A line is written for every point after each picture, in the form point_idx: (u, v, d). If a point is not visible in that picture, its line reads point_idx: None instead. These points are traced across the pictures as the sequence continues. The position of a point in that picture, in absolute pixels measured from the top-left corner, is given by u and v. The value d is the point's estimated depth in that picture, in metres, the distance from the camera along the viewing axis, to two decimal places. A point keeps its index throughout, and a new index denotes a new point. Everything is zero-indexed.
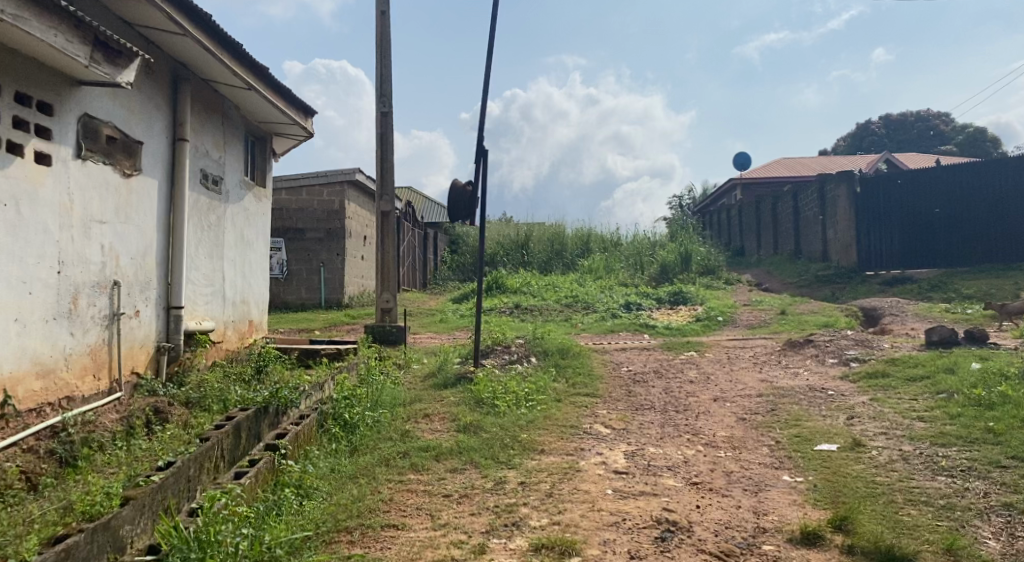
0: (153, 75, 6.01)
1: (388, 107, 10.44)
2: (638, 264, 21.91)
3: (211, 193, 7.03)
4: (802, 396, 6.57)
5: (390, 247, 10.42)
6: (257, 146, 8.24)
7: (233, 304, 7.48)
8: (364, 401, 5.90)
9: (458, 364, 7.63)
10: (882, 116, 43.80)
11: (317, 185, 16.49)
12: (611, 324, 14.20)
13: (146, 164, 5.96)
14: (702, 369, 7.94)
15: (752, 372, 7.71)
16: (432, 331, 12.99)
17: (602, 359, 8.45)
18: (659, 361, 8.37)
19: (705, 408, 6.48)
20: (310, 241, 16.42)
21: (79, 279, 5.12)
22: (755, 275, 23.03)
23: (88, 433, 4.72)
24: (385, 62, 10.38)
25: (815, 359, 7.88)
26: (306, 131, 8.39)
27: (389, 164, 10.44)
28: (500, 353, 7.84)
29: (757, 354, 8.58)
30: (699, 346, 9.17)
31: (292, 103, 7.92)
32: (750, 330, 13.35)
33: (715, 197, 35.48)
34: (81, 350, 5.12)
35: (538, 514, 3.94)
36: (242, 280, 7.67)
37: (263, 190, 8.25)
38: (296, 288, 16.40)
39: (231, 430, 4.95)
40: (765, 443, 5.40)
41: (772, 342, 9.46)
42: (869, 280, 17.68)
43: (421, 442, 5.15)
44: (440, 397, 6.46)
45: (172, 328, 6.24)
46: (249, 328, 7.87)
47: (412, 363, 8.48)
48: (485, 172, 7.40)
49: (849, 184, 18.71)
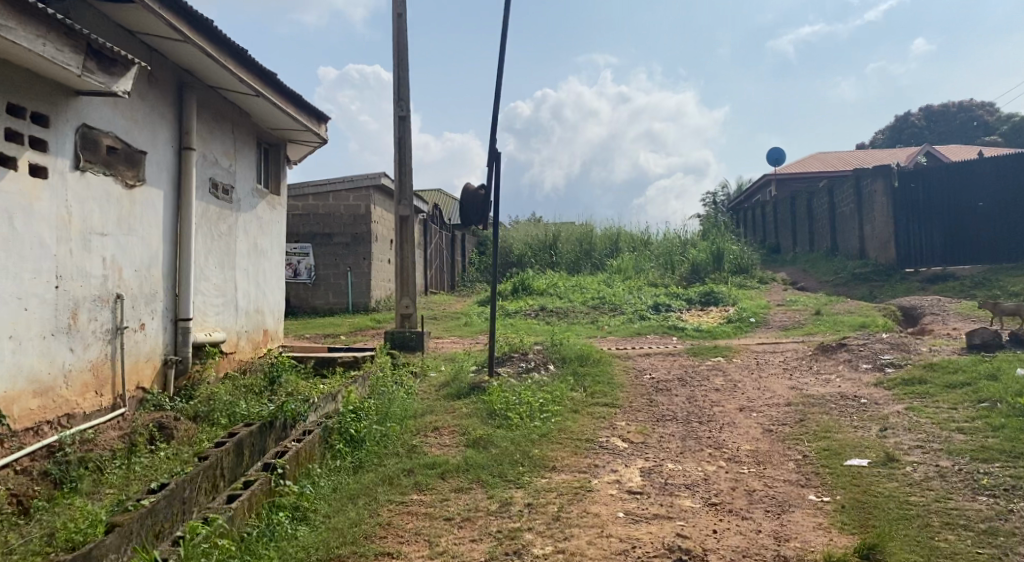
0: (156, 82, 5.90)
1: (405, 111, 10.29)
2: (668, 262, 21.51)
3: (221, 202, 6.92)
4: (833, 405, 6.22)
5: (409, 252, 10.27)
6: (271, 154, 8.13)
7: (246, 314, 7.36)
8: (372, 414, 5.73)
9: (473, 373, 7.42)
10: (922, 107, 42.59)
11: (344, 190, 16.39)
12: (638, 327, 13.88)
13: (151, 174, 5.86)
14: (729, 376, 7.63)
15: (781, 379, 7.37)
16: (455, 336, 12.82)
17: (624, 366, 8.17)
18: (684, 367, 8.07)
19: (730, 419, 6.18)
20: (336, 246, 16.38)
21: (79, 294, 5.02)
22: (790, 273, 22.47)
23: (86, 453, 4.62)
24: (402, 65, 10.24)
25: (847, 364, 7.50)
26: (320, 137, 8.25)
27: (407, 169, 10.28)
28: (517, 361, 7.61)
29: (788, 358, 8.22)
30: (727, 350, 8.84)
31: (304, 109, 7.79)
32: (782, 331, 12.92)
33: (749, 193, 34.82)
34: (81, 367, 5.02)
35: (542, 540, 3.74)
36: (255, 289, 7.56)
37: (277, 198, 8.13)
38: (322, 293, 16.38)
39: (232, 447, 4.81)
40: (791, 458, 5.09)
41: (804, 345, 9.07)
42: (908, 278, 17.09)
43: (428, 459, 4.97)
44: (452, 409, 6.26)
45: (180, 341, 6.13)
46: (264, 338, 7.75)
47: (429, 371, 8.30)
48: (497, 175, 7.19)
49: (886, 178, 18.08)
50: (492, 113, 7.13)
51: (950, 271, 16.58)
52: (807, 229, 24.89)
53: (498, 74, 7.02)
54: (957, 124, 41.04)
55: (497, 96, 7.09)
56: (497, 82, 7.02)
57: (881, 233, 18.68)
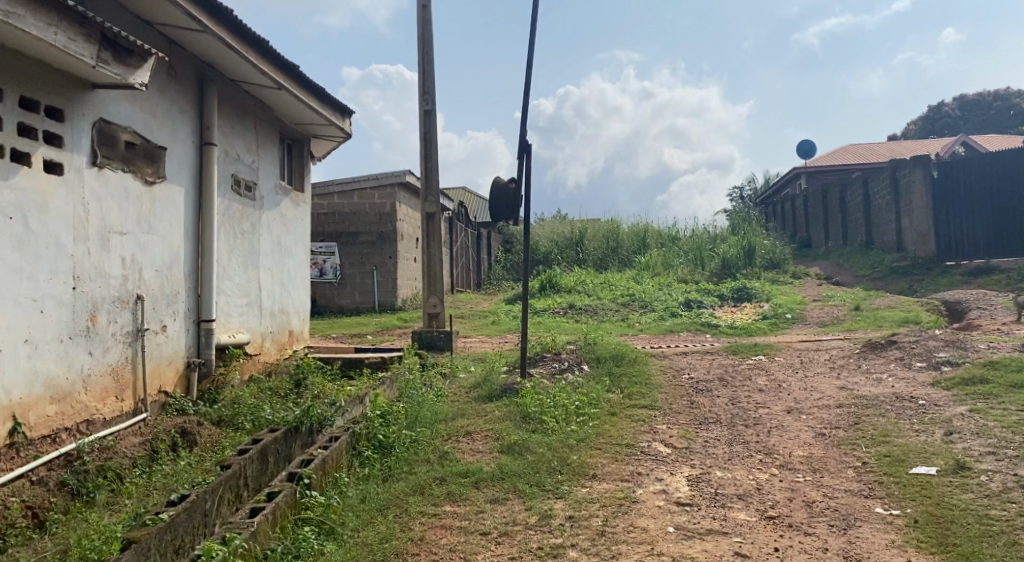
0: (174, 75, 5.70)
1: (431, 105, 10.04)
2: (698, 258, 21.08)
3: (244, 199, 6.72)
4: (889, 407, 5.85)
5: (436, 249, 10.03)
6: (294, 149, 7.93)
7: (271, 314, 7.16)
8: (401, 418, 5.48)
9: (504, 374, 7.15)
10: (957, 96, 41.57)
11: (368, 188, 16.25)
12: (670, 324, 13.52)
13: (171, 171, 5.66)
14: (773, 376, 7.27)
15: (829, 379, 6.99)
16: (483, 335, 12.58)
17: (660, 366, 7.84)
18: (724, 367, 7.73)
19: (778, 422, 5.84)
20: (362, 244, 16.21)
21: (97, 295, 4.82)
22: (824, 267, 21.91)
23: (105, 461, 4.42)
24: (427, 58, 9.99)
25: (899, 362, 7.10)
26: (344, 132, 8.02)
27: (433, 164, 10.04)
28: (550, 362, 7.32)
29: (833, 357, 7.82)
30: (768, 348, 8.46)
31: (328, 103, 7.56)
32: (821, 328, 12.49)
33: (778, 186, 34.18)
34: (101, 371, 4.82)
35: (588, 558, 3.45)
36: (280, 288, 7.35)
37: (301, 195, 7.92)
38: (348, 292, 16.21)
39: (256, 455, 4.59)
40: (849, 465, 4.74)
41: (849, 342, 8.67)
42: (950, 271, 16.55)
43: (460, 466, 4.72)
44: (485, 412, 6.00)
45: (203, 343, 5.93)
46: (289, 339, 7.54)
47: (459, 372, 8.05)
48: (529, 168, 6.91)
49: (925, 168, 17.75)
50: (523, 104, 6.85)
51: (995, 264, 16.01)
52: (841, 222, 24.31)
53: (529, 63, 6.74)
54: (994, 113, 39.97)
55: (528, 85, 6.80)
56: (528, 71, 6.74)
57: (920, 225, 18.14)
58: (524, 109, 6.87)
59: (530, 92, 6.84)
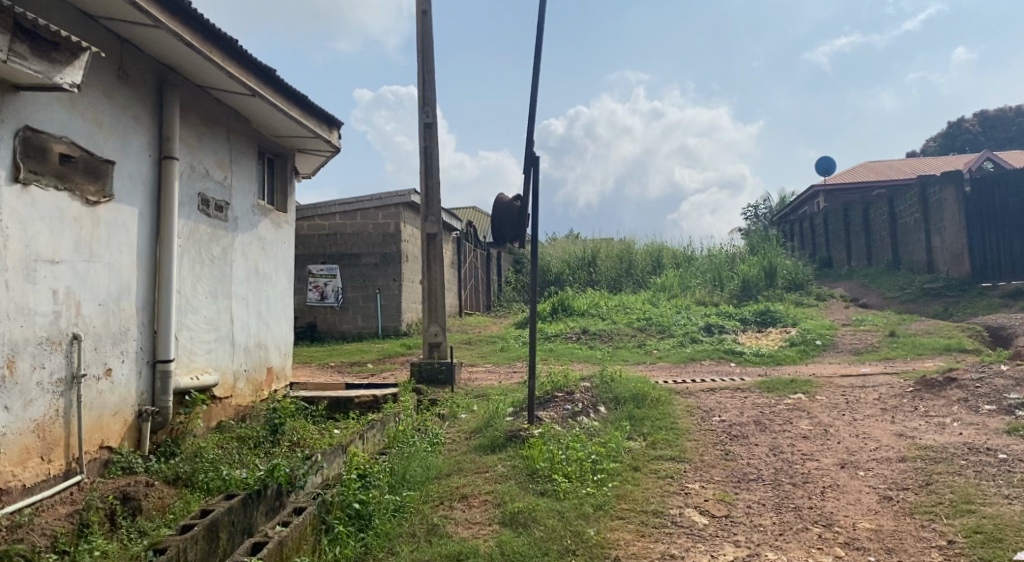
0: (126, 78, 4.95)
1: (431, 117, 9.28)
2: (716, 279, 20.17)
3: (214, 221, 5.95)
4: (963, 461, 4.95)
5: (437, 273, 9.22)
6: (277, 165, 7.17)
7: (246, 350, 6.35)
8: (383, 480, 4.65)
9: (509, 419, 6.29)
10: (977, 113, 40.70)
11: (372, 207, 15.52)
12: (691, 352, 12.60)
13: (123, 189, 4.90)
14: (816, 418, 6.37)
15: (884, 424, 6.05)
16: (490, 364, 11.75)
17: (686, 405, 6.92)
18: (760, 408, 6.82)
19: (832, 480, 4.94)
20: (365, 266, 15.44)
21: (17, 337, 4.03)
22: (848, 288, 20.96)
23: (11, 545, 3.59)
24: (427, 67, 9.25)
25: (963, 404, 6.17)
26: (331, 145, 7.24)
27: (433, 181, 9.28)
28: (561, 403, 6.43)
29: (882, 396, 6.88)
30: (805, 384, 7.52)
31: (312, 113, 6.82)
32: (855, 357, 11.54)
33: (796, 204, 33.27)
34: (21, 429, 4.03)
35: None
36: (256, 320, 6.55)
37: (283, 215, 7.14)
38: (351, 317, 15.39)
39: (200, 533, 3.75)
40: (930, 544, 3.84)
41: (896, 377, 7.72)
42: (987, 294, 15.67)
43: (453, 546, 3.88)
44: (485, 468, 5.15)
45: (159, 387, 5.12)
46: (267, 377, 6.72)
47: (460, 413, 7.20)
48: (536, 183, 6.13)
49: (956, 185, 16.87)
50: (530, 112, 6.10)
51: None
52: (864, 241, 23.35)
53: (535, 65, 6.04)
54: (1016, 130, 39.02)
55: (535, 90, 6.07)
56: (535, 75, 6.03)
57: (952, 244, 17.23)
58: (531, 117, 6.12)
59: (536, 98, 6.09)
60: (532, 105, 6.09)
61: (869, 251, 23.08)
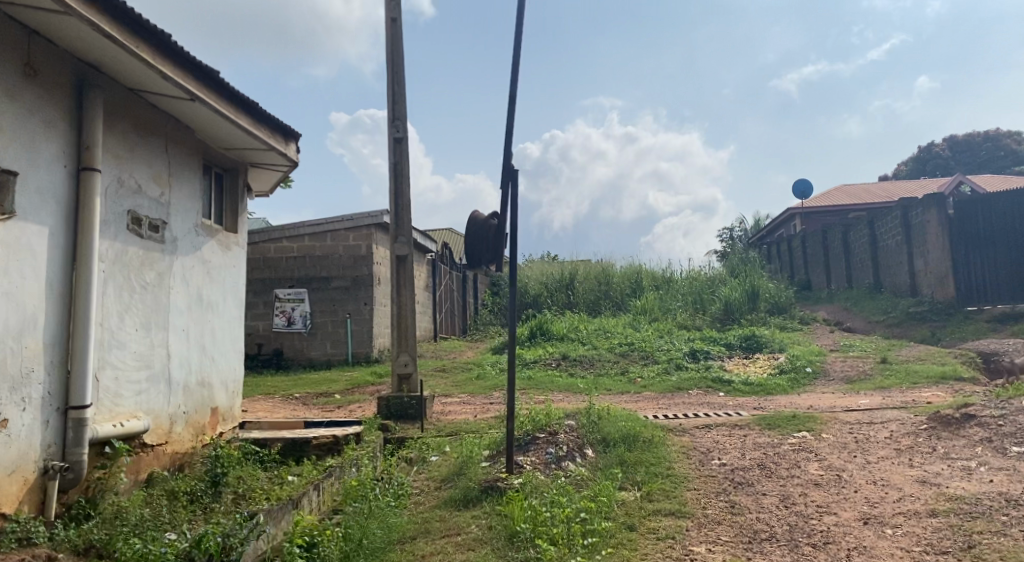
0: (33, 76, 4.24)
1: (402, 132, 8.62)
2: (698, 302, 19.66)
3: (148, 243, 5.22)
4: (1003, 516, 4.35)
5: (408, 299, 8.51)
6: (227, 181, 6.44)
7: (185, 390, 5.59)
8: (335, 547, 3.93)
9: (486, 465, 5.59)
10: (946, 137, 41.20)
11: (343, 229, 14.78)
12: (676, 380, 11.94)
13: (28, 205, 4.18)
14: (827, 461, 5.75)
15: (901, 468, 5.43)
16: (465, 395, 11.04)
17: (681, 447, 6.25)
18: (763, 448, 6.18)
19: (857, 539, 4.30)
20: (334, 290, 14.67)
21: None
22: (830, 311, 20.60)
23: None
24: (398, 79, 8.61)
25: (988, 445, 5.58)
26: (287, 158, 6.52)
27: (403, 200, 8.60)
28: (543, 446, 5.73)
29: (894, 434, 6.27)
30: (809, 420, 6.89)
31: (265, 122, 6.12)
32: (848, 386, 10.95)
33: (773, 226, 33.09)
34: None
35: None
36: (199, 356, 5.78)
37: (232, 237, 6.40)
38: (318, 343, 14.57)
39: None
40: None
41: (905, 412, 7.12)
42: (974, 318, 15.33)
43: None
44: (457, 534, 4.45)
45: (71, 439, 4.35)
46: (211, 420, 5.94)
47: (431, 456, 6.47)
48: (514, 200, 5.49)
49: (940, 207, 16.55)
50: (509, 119, 5.46)
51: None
52: (844, 264, 23.04)
53: (513, 70, 5.43)
54: (985, 154, 39.49)
55: (513, 96, 5.44)
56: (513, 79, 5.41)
57: (937, 267, 16.89)
58: (508, 126, 5.47)
59: (515, 105, 5.46)
60: (510, 113, 5.45)
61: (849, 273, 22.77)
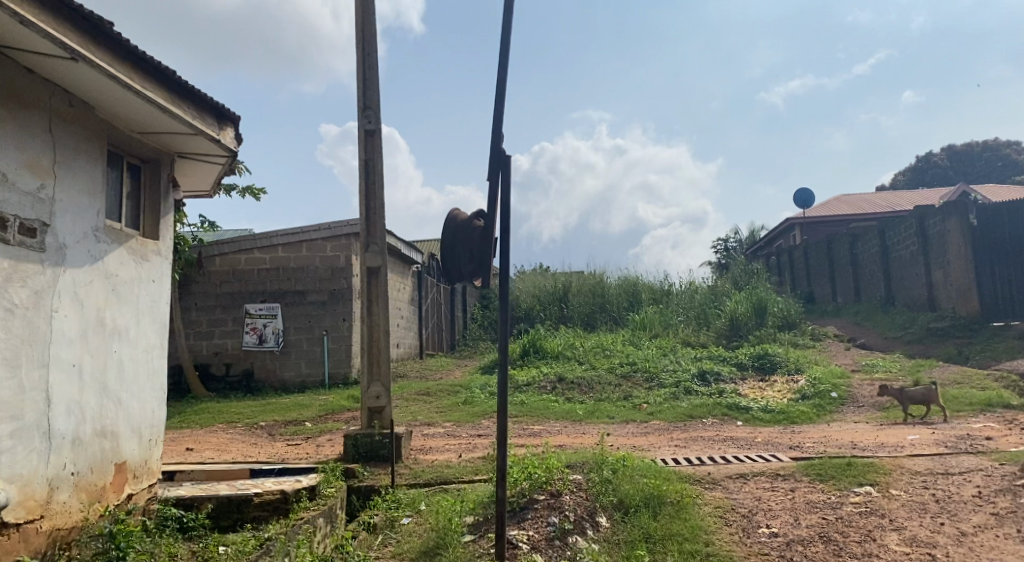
0: None
1: (374, 123, 7.33)
2: (701, 318, 18.42)
3: (21, 252, 3.94)
4: None
5: (381, 318, 7.19)
6: (146, 176, 5.15)
7: (76, 443, 4.27)
8: None
9: (469, 543, 4.31)
10: (944, 148, 40.30)
11: (319, 238, 13.46)
12: (686, 407, 10.65)
13: None
14: (908, 530, 4.49)
15: (1009, 546, 4.17)
16: (451, 425, 9.70)
17: (717, 509, 4.95)
18: (821, 510, 4.89)
19: None
20: (309, 305, 13.32)
21: None
22: (840, 326, 19.42)
23: None
24: (369, 61, 7.33)
25: None
26: (223, 147, 5.22)
27: (376, 202, 7.31)
28: (544, 515, 4.46)
29: (983, 492, 5.00)
30: (869, 470, 5.58)
31: (192, 99, 4.84)
32: (883, 416, 9.66)
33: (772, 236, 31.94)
34: None
35: None
36: (96, 399, 4.46)
37: (151, 244, 5.08)
38: (291, 363, 13.22)
39: None
40: None
41: (983, 460, 5.84)
42: (1002, 334, 14.12)
43: None
44: None
45: None
46: (116, 479, 4.62)
47: (403, 519, 5.16)
48: (505, 196, 4.23)
49: (961, 215, 15.37)
50: (500, 89, 4.19)
51: None
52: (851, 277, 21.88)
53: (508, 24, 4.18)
54: (985, 165, 38.56)
55: (505, 58, 4.17)
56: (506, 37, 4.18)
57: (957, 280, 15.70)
58: (499, 96, 4.20)
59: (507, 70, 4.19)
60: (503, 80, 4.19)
61: (857, 286, 21.57)
